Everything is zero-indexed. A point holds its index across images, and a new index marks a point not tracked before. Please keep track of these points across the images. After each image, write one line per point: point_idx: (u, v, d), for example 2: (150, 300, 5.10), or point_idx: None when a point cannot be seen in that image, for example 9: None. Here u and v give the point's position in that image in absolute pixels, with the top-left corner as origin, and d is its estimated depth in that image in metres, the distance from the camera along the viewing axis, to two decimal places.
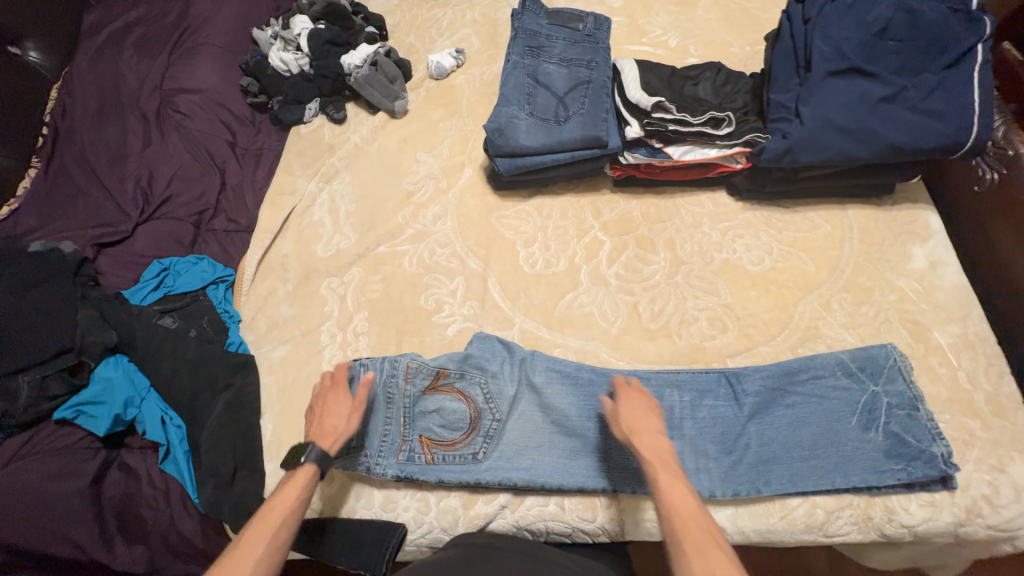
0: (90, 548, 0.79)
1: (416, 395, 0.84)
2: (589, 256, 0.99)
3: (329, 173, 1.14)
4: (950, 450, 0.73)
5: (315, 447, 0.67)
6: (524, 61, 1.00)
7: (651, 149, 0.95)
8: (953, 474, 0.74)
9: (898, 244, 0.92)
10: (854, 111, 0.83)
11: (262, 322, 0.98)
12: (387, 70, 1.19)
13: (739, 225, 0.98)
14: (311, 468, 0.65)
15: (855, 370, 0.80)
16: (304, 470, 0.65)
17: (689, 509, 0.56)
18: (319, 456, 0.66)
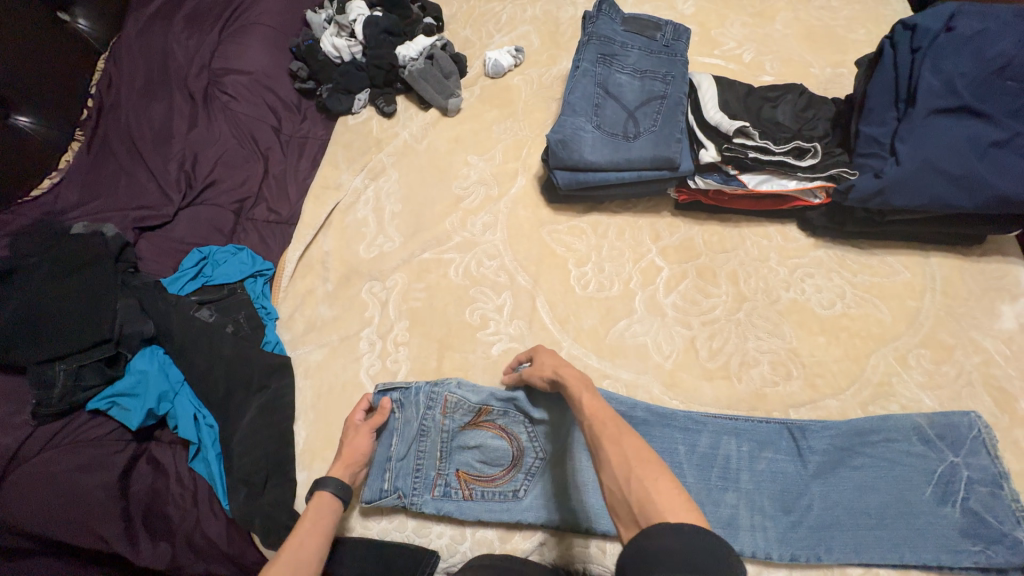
0: (114, 542, 0.74)
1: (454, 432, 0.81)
2: (645, 282, 0.94)
3: (376, 169, 1.09)
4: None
5: (333, 478, 0.72)
6: (594, 69, 0.94)
7: (725, 175, 0.89)
8: None
9: (985, 300, 0.85)
10: (959, 155, 0.76)
11: (300, 321, 0.96)
12: (443, 64, 1.13)
13: (810, 263, 0.92)
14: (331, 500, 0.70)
15: (933, 437, 0.74)
16: (319, 500, 0.70)
17: (607, 414, 0.57)
18: (336, 485, 0.72)
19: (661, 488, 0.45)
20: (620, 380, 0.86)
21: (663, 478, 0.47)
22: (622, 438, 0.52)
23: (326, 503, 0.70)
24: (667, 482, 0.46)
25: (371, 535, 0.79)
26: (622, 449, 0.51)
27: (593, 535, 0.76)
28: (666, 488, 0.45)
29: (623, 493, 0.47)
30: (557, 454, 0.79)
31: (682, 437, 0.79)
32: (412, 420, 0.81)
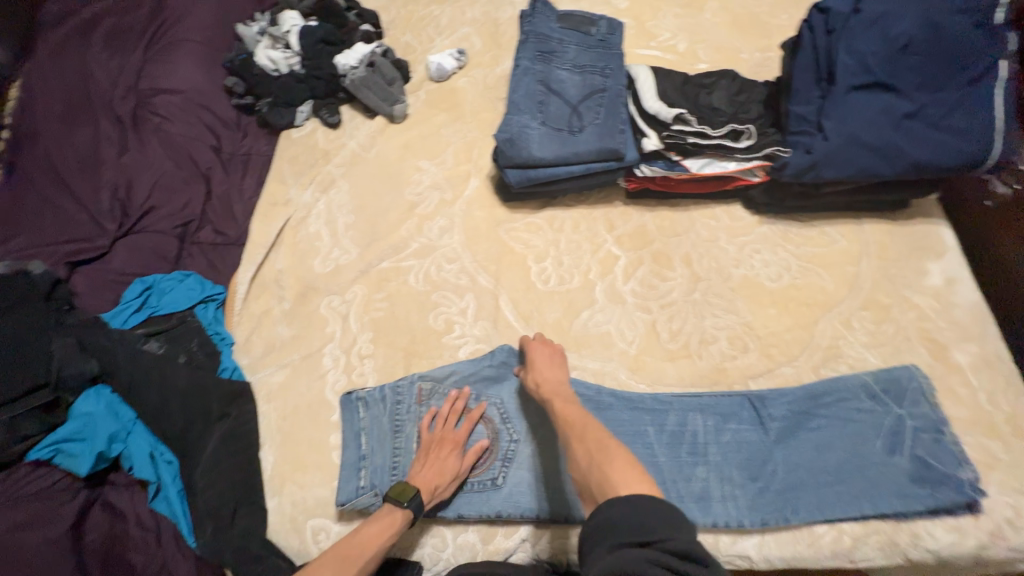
0: None
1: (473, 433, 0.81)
2: (604, 272, 0.96)
3: (325, 182, 1.07)
4: (976, 475, 0.73)
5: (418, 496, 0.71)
6: (534, 66, 0.95)
7: (669, 162, 0.91)
8: (980, 500, 0.73)
9: (914, 260, 0.91)
10: (877, 128, 0.82)
11: (258, 344, 0.92)
12: (385, 71, 1.12)
13: (757, 240, 0.96)
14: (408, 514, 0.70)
15: (880, 392, 0.79)
16: (403, 511, 0.70)
17: (577, 416, 0.69)
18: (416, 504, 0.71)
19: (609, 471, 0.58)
20: (587, 370, 0.87)
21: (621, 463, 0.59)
22: (589, 434, 0.65)
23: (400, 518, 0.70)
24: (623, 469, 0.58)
25: None
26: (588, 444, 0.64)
27: (560, 524, 0.76)
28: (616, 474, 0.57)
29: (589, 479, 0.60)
30: (529, 440, 0.81)
31: (651, 417, 0.81)
32: (383, 414, 0.81)
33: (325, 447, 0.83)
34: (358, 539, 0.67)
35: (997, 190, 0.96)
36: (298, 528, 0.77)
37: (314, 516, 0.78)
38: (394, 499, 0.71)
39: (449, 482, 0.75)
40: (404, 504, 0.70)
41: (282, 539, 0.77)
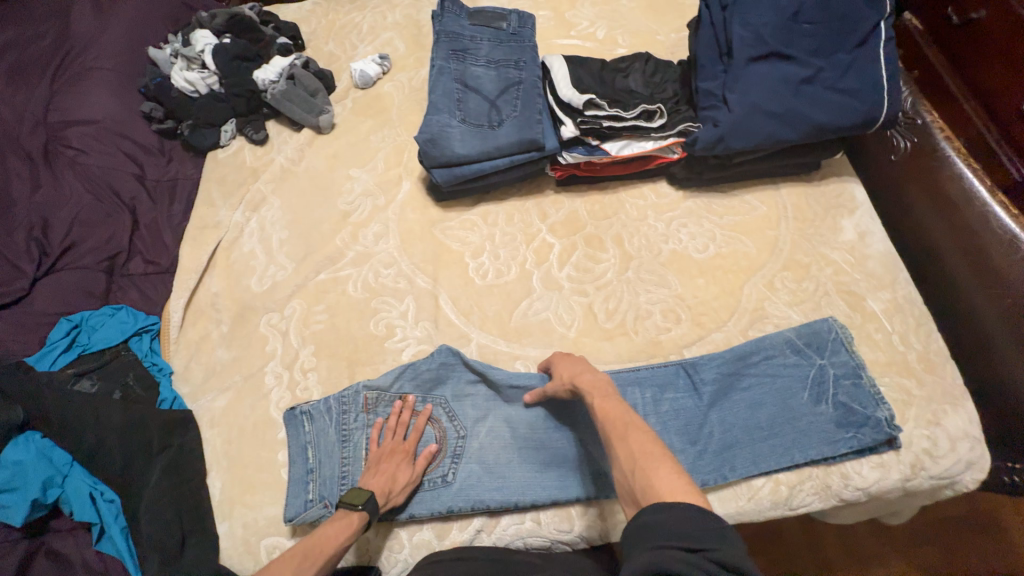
0: None
1: (423, 438, 0.82)
2: (540, 260, 0.97)
3: (255, 200, 1.05)
4: (893, 413, 0.78)
5: (373, 498, 0.71)
6: (449, 65, 0.96)
7: (589, 147, 0.94)
8: (898, 435, 0.78)
9: (829, 218, 0.96)
10: (778, 95, 0.85)
11: (198, 370, 0.91)
12: (306, 82, 1.11)
13: (683, 214, 0.99)
14: (365, 514, 0.70)
15: (803, 346, 0.83)
16: (360, 513, 0.70)
17: (616, 412, 0.65)
18: (370, 506, 0.70)
19: (649, 476, 0.54)
20: (529, 358, 0.89)
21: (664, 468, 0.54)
22: (628, 433, 0.60)
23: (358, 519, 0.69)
24: (669, 475, 0.54)
25: None
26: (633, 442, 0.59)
27: (540, 507, 0.79)
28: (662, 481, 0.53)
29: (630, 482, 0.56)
30: (476, 435, 0.82)
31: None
32: (330, 426, 0.81)
33: (274, 465, 0.82)
34: (317, 538, 0.66)
35: (899, 145, 1.03)
36: (252, 549, 0.77)
37: (267, 535, 0.78)
38: (348, 503, 0.70)
39: (404, 484, 0.75)
40: (360, 505, 0.70)
41: (236, 562, 0.76)
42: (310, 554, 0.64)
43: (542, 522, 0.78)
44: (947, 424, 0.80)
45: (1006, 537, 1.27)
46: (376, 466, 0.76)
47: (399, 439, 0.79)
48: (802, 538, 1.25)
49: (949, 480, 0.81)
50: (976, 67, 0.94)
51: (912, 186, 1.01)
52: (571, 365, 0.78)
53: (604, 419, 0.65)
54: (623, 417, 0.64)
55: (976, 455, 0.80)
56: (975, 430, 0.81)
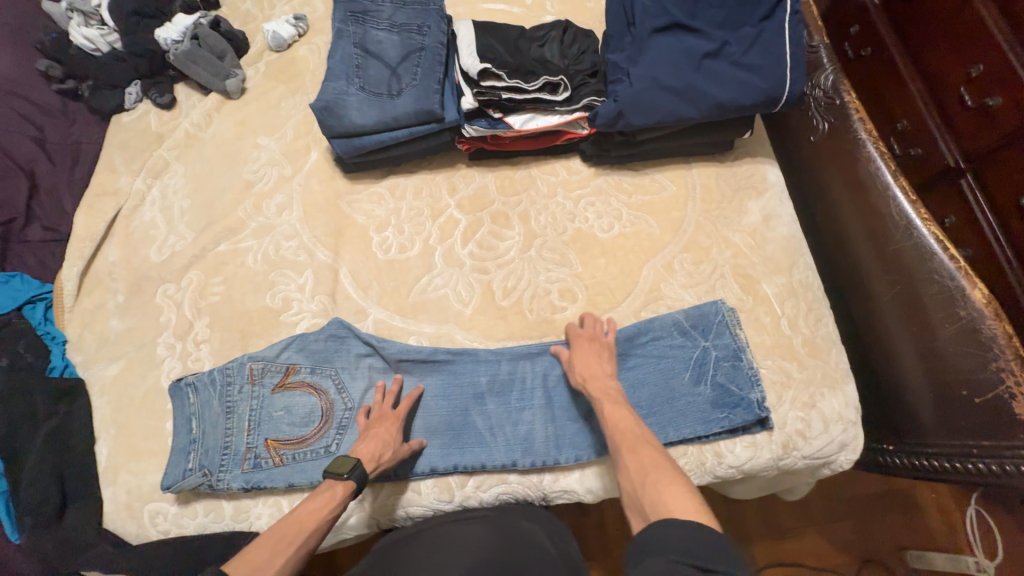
0: None
1: (413, 406, 0.83)
2: (444, 237, 0.96)
3: (157, 167, 1.02)
4: (765, 395, 0.79)
5: (359, 467, 0.72)
6: (348, 29, 0.92)
7: (491, 120, 0.91)
8: (770, 416, 0.80)
9: (736, 199, 0.95)
10: (680, 69, 0.83)
11: (91, 340, 0.90)
12: (211, 43, 1.05)
13: (591, 192, 0.97)
14: (351, 485, 0.71)
15: (689, 327, 0.84)
16: (344, 484, 0.72)
17: (626, 423, 0.70)
18: (359, 475, 0.72)
19: (656, 489, 0.60)
20: (424, 334, 0.89)
21: (672, 484, 0.60)
22: (633, 447, 0.66)
23: (344, 491, 0.71)
24: (677, 492, 0.58)
25: (188, 532, 0.78)
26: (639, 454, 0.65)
27: (421, 478, 0.81)
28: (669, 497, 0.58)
29: (639, 497, 0.61)
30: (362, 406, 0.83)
31: (483, 368, 0.85)
32: (214, 397, 0.81)
33: (161, 434, 0.83)
34: (295, 517, 0.66)
35: (819, 126, 1.00)
36: (136, 513, 0.79)
37: (150, 501, 0.79)
38: (335, 472, 0.72)
39: (393, 452, 0.76)
40: (347, 474, 0.71)
41: (119, 525, 0.78)
42: (284, 537, 0.64)
43: (429, 497, 0.80)
44: (823, 406, 0.82)
45: (917, 514, 1.31)
46: (367, 436, 0.77)
47: (389, 407, 0.81)
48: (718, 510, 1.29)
49: (824, 460, 0.83)
50: (916, 47, 1.08)
51: (829, 169, 0.99)
52: (582, 360, 0.79)
53: (612, 427, 0.70)
54: (635, 428, 0.70)
55: (849, 437, 0.82)
56: (851, 414, 0.82)
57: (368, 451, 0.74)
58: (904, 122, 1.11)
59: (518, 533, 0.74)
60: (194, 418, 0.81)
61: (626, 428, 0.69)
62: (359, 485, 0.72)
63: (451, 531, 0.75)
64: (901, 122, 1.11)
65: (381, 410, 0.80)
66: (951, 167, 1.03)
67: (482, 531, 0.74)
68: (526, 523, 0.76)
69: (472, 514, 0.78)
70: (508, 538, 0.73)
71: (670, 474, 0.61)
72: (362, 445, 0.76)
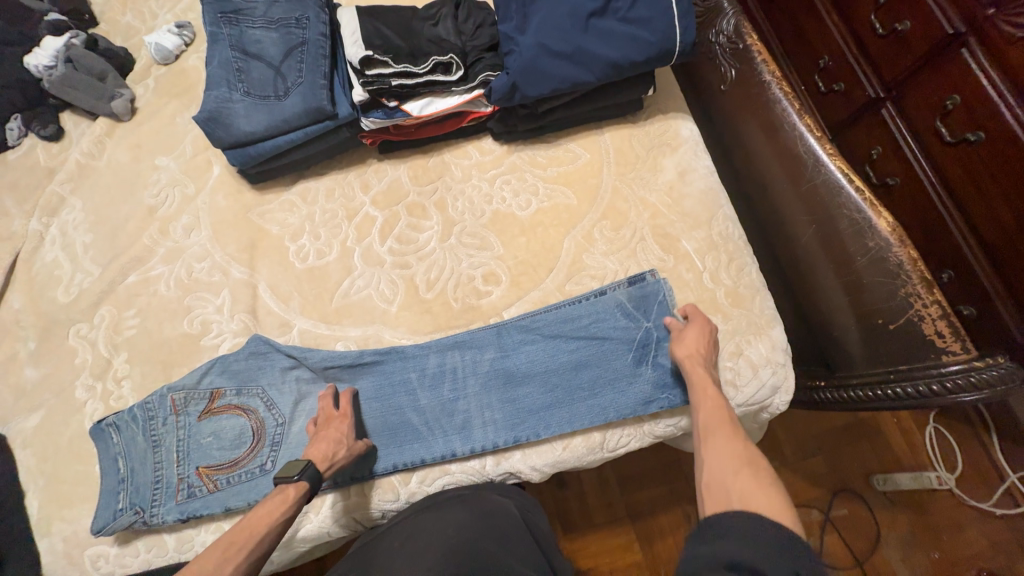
0: None
1: (356, 405, 0.83)
2: (361, 236, 0.93)
3: (53, 204, 0.97)
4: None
5: (310, 467, 0.71)
6: (222, 32, 0.88)
7: (388, 109, 0.87)
8: None
9: (651, 158, 0.94)
10: (566, 33, 0.81)
11: (7, 393, 0.87)
12: (88, 64, 0.99)
13: (505, 170, 0.95)
14: (303, 484, 0.70)
15: (631, 309, 0.82)
16: (297, 485, 0.70)
17: (717, 411, 0.69)
18: (313, 474, 0.71)
19: (744, 481, 0.58)
20: (350, 338, 0.87)
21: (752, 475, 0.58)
22: (730, 438, 0.64)
23: (298, 491, 0.70)
24: (770, 493, 0.56)
25: (131, 571, 0.77)
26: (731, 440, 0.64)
27: (362, 481, 0.80)
28: (756, 492, 0.56)
29: (726, 483, 0.59)
30: (295, 420, 0.82)
31: (412, 365, 0.84)
32: (138, 434, 0.79)
33: (92, 477, 0.81)
34: (247, 521, 0.66)
35: (727, 73, 0.99)
36: (76, 561, 0.77)
37: (89, 546, 0.78)
38: (283, 477, 0.70)
39: (348, 449, 0.76)
40: (297, 475, 0.70)
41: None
42: (239, 540, 0.64)
43: (377, 498, 0.80)
44: (749, 353, 0.83)
45: (884, 440, 1.33)
46: (318, 437, 0.76)
47: (333, 407, 0.80)
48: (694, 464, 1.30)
49: (760, 404, 0.84)
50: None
51: (743, 116, 0.97)
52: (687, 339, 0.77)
53: (705, 415, 0.69)
54: (731, 424, 0.67)
55: (780, 379, 0.83)
56: (779, 356, 0.83)
57: (321, 450, 0.73)
58: (825, 59, 1.09)
59: (493, 506, 0.75)
60: (120, 458, 0.79)
61: (725, 419, 0.67)
62: (313, 485, 0.71)
63: (426, 518, 0.73)
64: (823, 59, 1.09)
65: (327, 414, 0.79)
66: (871, 99, 1.02)
67: (459, 510, 0.73)
68: (497, 497, 0.78)
69: (446, 498, 0.77)
70: (484, 510, 0.74)
71: (758, 471, 0.59)
72: (317, 444, 0.75)
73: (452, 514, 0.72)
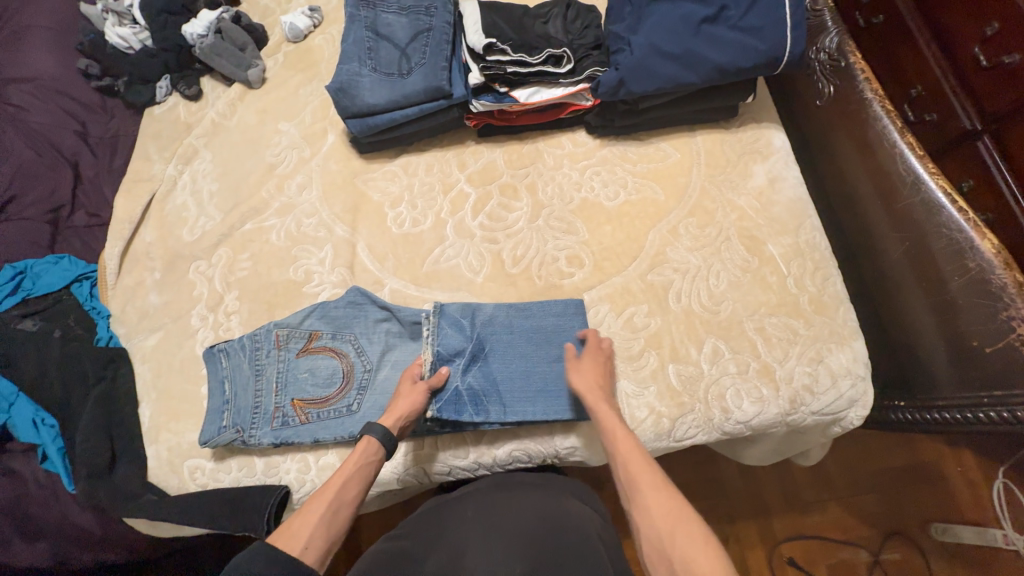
0: None
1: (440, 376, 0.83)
2: (455, 210, 1.00)
3: (188, 154, 1.09)
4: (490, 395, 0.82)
5: (378, 426, 0.74)
6: (360, 15, 0.99)
7: (498, 94, 0.95)
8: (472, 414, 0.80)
9: (742, 163, 0.96)
10: (678, 35, 0.85)
11: (132, 313, 0.98)
12: (234, 36, 1.12)
13: (597, 162, 1.00)
14: (372, 444, 0.73)
15: (464, 320, 0.87)
16: (367, 445, 0.73)
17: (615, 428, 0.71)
18: (379, 432, 0.74)
19: (666, 514, 0.60)
20: (437, 301, 0.93)
21: (707, 555, 0.55)
22: (639, 460, 0.66)
23: (365, 453, 0.73)
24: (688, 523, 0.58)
25: (223, 486, 0.84)
26: (666, 506, 0.61)
27: (436, 435, 0.85)
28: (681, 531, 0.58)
29: (658, 525, 0.59)
30: (380, 369, 0.88)
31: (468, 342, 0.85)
32: (244, 361, 0.87)
33: (197, 397, 0.90)
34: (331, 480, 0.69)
35: (824, 89, 1.01)
36: (176, 468, 0.85)
37: (189, 457, 0.86)
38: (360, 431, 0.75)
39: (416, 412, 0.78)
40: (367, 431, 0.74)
41: (162, 479, 0.86)
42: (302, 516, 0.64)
43: (446, 459, 0.84)
44: (829, 361, 0.83)
45: (940, 485, 1.26)
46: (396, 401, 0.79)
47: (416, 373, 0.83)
48: (739, 481, 1.28)
49: (834, 416, 0.84)
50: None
51: (836, 131, 0.99)
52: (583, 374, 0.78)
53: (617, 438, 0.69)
54: (632, 439, 0.69)
55: (859, 393, 0.83)
56: (860, 368, 0.83)
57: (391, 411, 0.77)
58: (918, 89, 1.01)
59: (565, 507, 0.74)
60: (226, 381, 0.87)
61: (650, 471, 0.65)
62: (384, 443, 0.74)
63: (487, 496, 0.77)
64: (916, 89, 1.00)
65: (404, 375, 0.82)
66: (966, 131, 0.95)
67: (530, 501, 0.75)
68: (572, 503, 0.76)
69: (516, 483, 0.80)
70: (554, 508, 0.73)
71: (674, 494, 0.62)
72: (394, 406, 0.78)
73: (526, 502, 0.74)
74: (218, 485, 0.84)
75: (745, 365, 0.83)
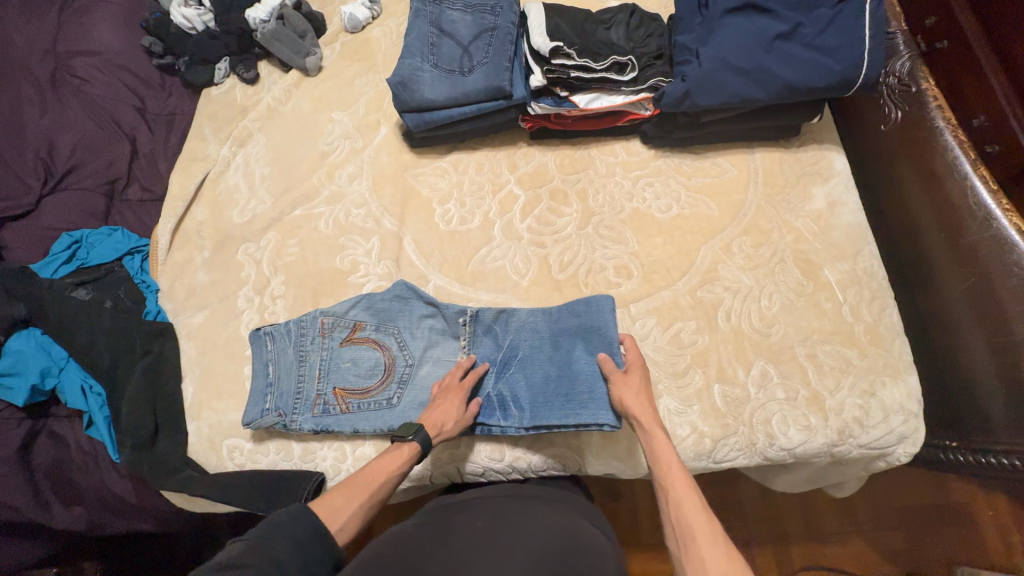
0: (26, 511, 0.86)
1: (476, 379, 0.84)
2: (503, 211, 0.99)
3: (242, 136, 1.11)
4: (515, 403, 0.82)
5: (422, 430, 0.74)
6: (425, 10, 0.99)
7: (557, 98, 0.95)
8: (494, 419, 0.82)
9: (800, 185, 0.94)
10: (750, 51, 0.84)
11: (180, 290, 0.99)
12: (295, 23, 1.13)
13: (650, 173, 0.99)
14: (416, 446, 0.73)
15: (497, 327, 0.88)
16: (410, 445, 0.73)
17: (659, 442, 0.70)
18: (423, 438, 0.73)
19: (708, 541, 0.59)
20: (480, 301, 0.93)
21: None
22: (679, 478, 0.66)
23: (403, 454, 0.72)
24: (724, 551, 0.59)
25: (260, 467, 0.85)
26: (705, 527, 0.61)
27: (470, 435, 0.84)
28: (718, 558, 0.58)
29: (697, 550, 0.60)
30: (422, 365, 0.88)
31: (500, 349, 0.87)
32: (289, 346, 0.88)
33: (239, 377, 0.91)
34: (368, 469, 0.70)
35: (890, 115, 0.98)
36: (215, 446, 0.87)
37: (228, 436, 0.87)
38: (399, 435, 0.74)
39: (455, 421, 0.77)
40: (410, 436, 0.73)
41: (201, 456, 0.87)
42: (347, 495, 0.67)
43: (480, 460, 0.84)
44: (882, 395, 0.80)
45: (972, 527, 1.22)
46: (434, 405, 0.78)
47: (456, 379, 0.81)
48: (762, 506, 1.26)
49: (881, 451, 0.81)
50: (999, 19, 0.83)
51: (898, 160, 0.97)
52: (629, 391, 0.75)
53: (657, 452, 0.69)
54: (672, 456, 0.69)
55: (910, 429, 0.80)
56: (913, 405, 0.80)
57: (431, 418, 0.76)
58: (979, 119, 0.86)
59: (577, 524, 0.72)
60: (269, 364, 0.87)
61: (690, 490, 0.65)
62: (424, 448, 0.73)
63: (506, 499, 0.77)
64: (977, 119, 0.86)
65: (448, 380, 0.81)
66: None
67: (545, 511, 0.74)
68: (583, 522, 0.73)
69: (527, 495, 0.79)
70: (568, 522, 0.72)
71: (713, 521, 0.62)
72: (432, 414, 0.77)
73: (537, 516, 0.72)
74: (256, 466, 0.85)
75: (794, 391, 0.81)
